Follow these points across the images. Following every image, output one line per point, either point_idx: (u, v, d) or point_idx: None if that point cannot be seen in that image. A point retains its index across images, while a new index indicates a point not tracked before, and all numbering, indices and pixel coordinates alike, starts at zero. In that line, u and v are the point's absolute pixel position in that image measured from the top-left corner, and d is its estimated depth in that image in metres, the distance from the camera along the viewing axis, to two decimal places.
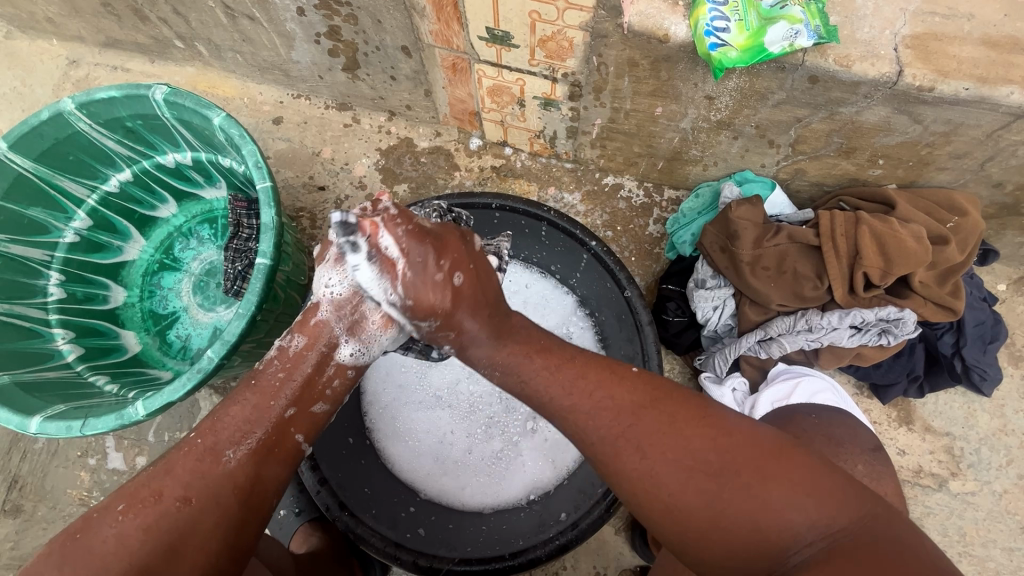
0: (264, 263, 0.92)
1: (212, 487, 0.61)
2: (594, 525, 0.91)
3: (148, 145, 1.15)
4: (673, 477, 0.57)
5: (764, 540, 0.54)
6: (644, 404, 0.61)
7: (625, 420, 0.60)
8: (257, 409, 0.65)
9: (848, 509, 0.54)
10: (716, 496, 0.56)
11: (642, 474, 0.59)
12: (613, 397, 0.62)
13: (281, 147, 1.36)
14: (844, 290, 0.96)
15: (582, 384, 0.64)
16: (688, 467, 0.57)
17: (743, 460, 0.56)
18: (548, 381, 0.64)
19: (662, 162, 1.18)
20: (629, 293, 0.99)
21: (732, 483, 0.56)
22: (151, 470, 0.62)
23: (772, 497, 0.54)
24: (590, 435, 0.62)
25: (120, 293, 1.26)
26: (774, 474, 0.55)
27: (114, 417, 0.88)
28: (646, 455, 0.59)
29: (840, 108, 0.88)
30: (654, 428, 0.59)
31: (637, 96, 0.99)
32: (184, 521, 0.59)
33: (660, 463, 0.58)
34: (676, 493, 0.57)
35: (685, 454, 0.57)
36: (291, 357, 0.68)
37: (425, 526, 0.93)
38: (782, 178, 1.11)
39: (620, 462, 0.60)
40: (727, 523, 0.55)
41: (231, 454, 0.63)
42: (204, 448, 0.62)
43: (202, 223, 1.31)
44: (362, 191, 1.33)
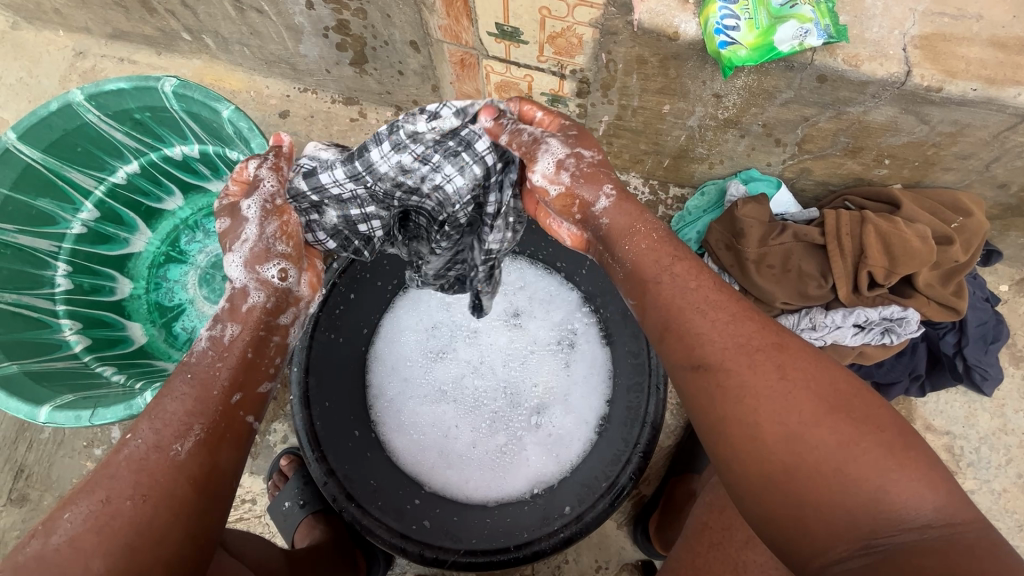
0: None
1: (162, 479, 0.58)
2: (599, 518, 0.86)
3: (156, 137, 1.15)
4: (805, 408, 0.53)
5: (871, 504, 0.49)
6: (784, 336, 0.58)
7: (765, 341, 0.58)
8: (198, 399, 0.63)
9: (968, 509, 0.50)
10: (843, 443, 0.51)
11: (765, 395, 0.55)
12: (755, 317, 0.60)
13: (288, 141, 1.37)
14: (848, 289, 0.97)
15: (724, 297, 0.62)
16: (827, 405, 0.53)
17: (882, 422, 0.52)
18: (693, 289, 0.62)
19: (668, 160, 1.18)
20: None
21: (867, 439, 0.51)
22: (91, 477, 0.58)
23: (893, 469, 0.50)
24: (711, 341, 0.58)
25: (126, 285, 1.26)
26: (904, 451, 0.51)
27: (123, 407, 0.88)
28: (781, 377, 0.55)
29: (847, 107, 0.88)
30: (795, 359, 0.56)
31: (645, 93, 0.99)
32: (139, 518, 0.56)
33: (794, 392, 0.54)
34: (802, 423, 0.53)
35: (819, 392, 0.54)
36: (224, 343, 0.67)
37: (430, 518, 0.93)
38: (787, 177, 1.12)
39: (739, 372, 0.56)
40: (842, 476, 0.50)
41: (176, 447, 0.60)
42: (149, 445, 0.59)
43: (208, 216, 1.31)
44: None
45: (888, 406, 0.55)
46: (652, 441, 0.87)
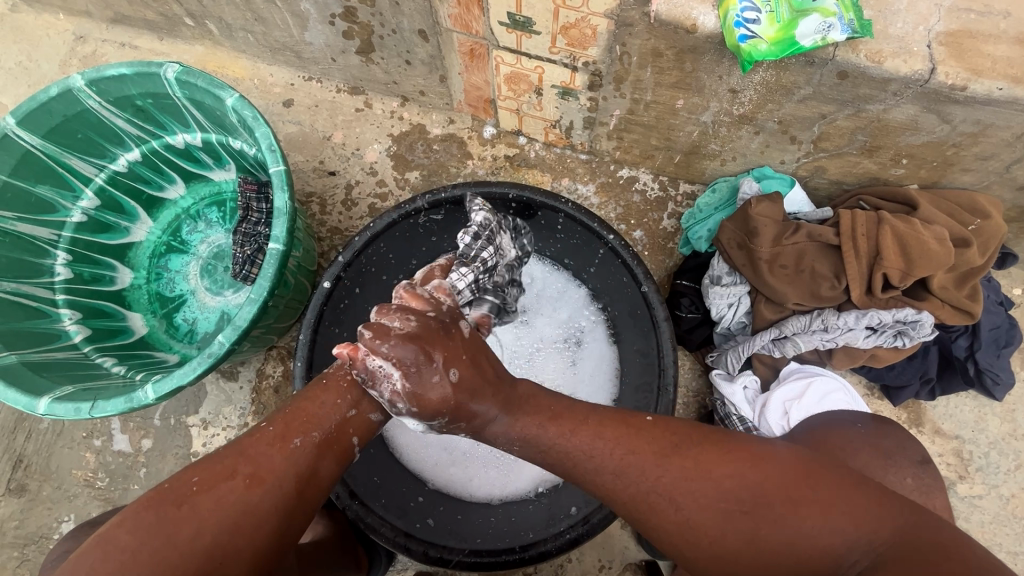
0: (276, 248, 0.91)
1: (276, 474, 0.60)
2: (606, 521, 0.85)
3: (158, 124, 1.13)
4: (708, 517, 0.56)
5: (800, 560, 0.53)
6: (667, 444, 0.60)
7: (654, 474, 0.59)
8: (328, 404, 0.66)
9: (878, 521, 0.52)
10: (752, 532, 0.54)
11: (679, 524, 0.57)
12: (634, 441, 0.61)
13: (292, 130, 1.34)
14: (861, 291, 0.95)
15: (608, 443, 0.62)
16: (721, 506, 0.56)
17: (770, 493, 0.55)
18: (572, 433, 0.63)
19: (679, 156, 1.16)
20: (645, 287, 0.93)
21: (766, 515, 0.54)
22: (218, 451, 0.61)
23: (810, 521, 0.53)
24: (620, 496, 0.60)
25: (126, 275, 1.24)
26: (802, 500, 0.54)
27: (124, 400, 0.87)
28: (679, 506, 0.57)
29: (867, 105, 0.86)
30: (680, 478, 0.58)
31: (659, 87, 0.97)
32: (249, 504, 0.58)
33: (693, 509, 0.57)
34: (713, 537, 0.56)
35: (714, 497, 0.56)
36: (347, 359, 0.71)
37: (434, 516, 0.92)
38: (801, 175, 1.10)
39: (657, 516, 0.58)
40: (764, 553, 0.54)
41: (297, 441, 0.63)
42: (274, 434, 0.62)
43: (210, 206, 1.29)
44: (373, 177, 1.31)
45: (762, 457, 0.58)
46: None
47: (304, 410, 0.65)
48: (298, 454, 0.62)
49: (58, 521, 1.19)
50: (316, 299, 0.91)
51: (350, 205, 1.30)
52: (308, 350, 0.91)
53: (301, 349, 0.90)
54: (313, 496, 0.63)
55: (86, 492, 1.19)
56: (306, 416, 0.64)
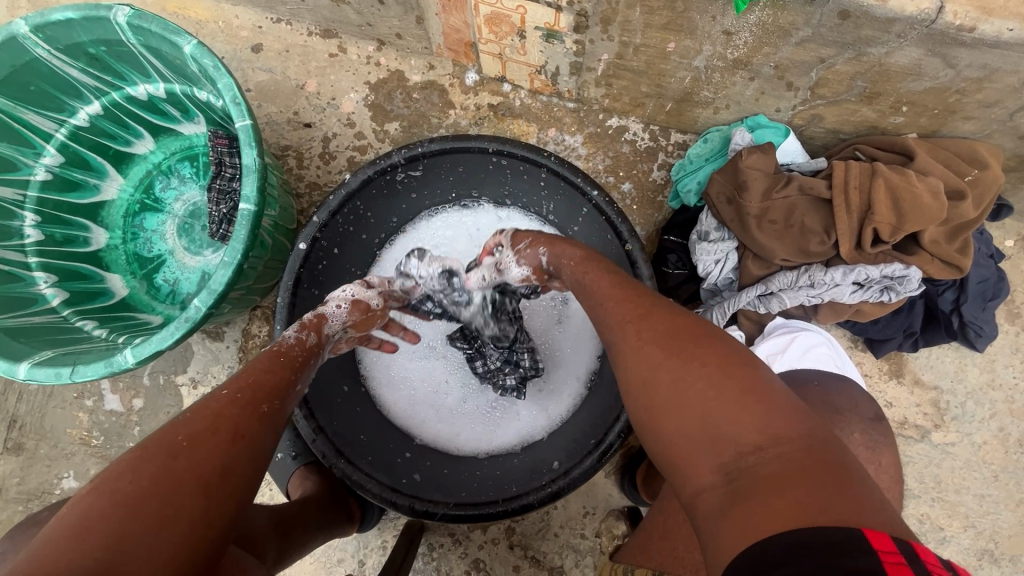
0: (247, 209, 0.87)
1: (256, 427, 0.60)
2: (587, 474, 0.85)
3: (116, 75, 1.07)
4: (657, 354, 0.59)
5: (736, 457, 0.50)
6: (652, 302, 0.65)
7: (637, 311, 0.64)
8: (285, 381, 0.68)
9: (801, 439, 0.49)
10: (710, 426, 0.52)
11: (655, 389, 0.57)
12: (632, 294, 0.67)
13: (262, 78, 1.27)
14: (850, 246, 0.93)
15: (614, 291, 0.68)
16: (698, 384, 0.55)
17: (746, 395, 0.52)
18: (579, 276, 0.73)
19: (671, 104, 1.11)
20: (630, 244, 0.90)
21: (727, 405, 0.52)
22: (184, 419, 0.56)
23: (732, 405, 0.52)
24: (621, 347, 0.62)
25: (101, 235, 1.21)
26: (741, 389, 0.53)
27: (104, 365, 0.86)
28: (659, 370, 0.57)
29: (868, 48, 0.81)
30: (654, 318, 0.62)
31: (649, 29, 0.90)
32: (244, 451, 0.57)
33: (669, 374, 0.56)
34: (679, 411, 0.55)
35: (671, 338, 0.59)
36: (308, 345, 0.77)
37: (420, 471, 0.94)
38: (797, 124, 1.05)
39: (651, 388, 0.58)
40: (682, 406, 0.55)
41: (266, 405, 0.63)
42: (247, 399, 0.62)
43: (182, 161, 1.24)
44: (351, 129, 1.25)
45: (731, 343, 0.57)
46: None
47: (266, 380, 0.67)
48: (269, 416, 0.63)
49: (58, 477, 1.22)
50: (293, 262, 0.88)
51: (328, 158, 1.25)
52: (288, 314, 0.88)
53: (281, 313, 0.87)
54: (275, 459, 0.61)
55: (83, 450, 1.22)
56: (272, 386, 0.66)
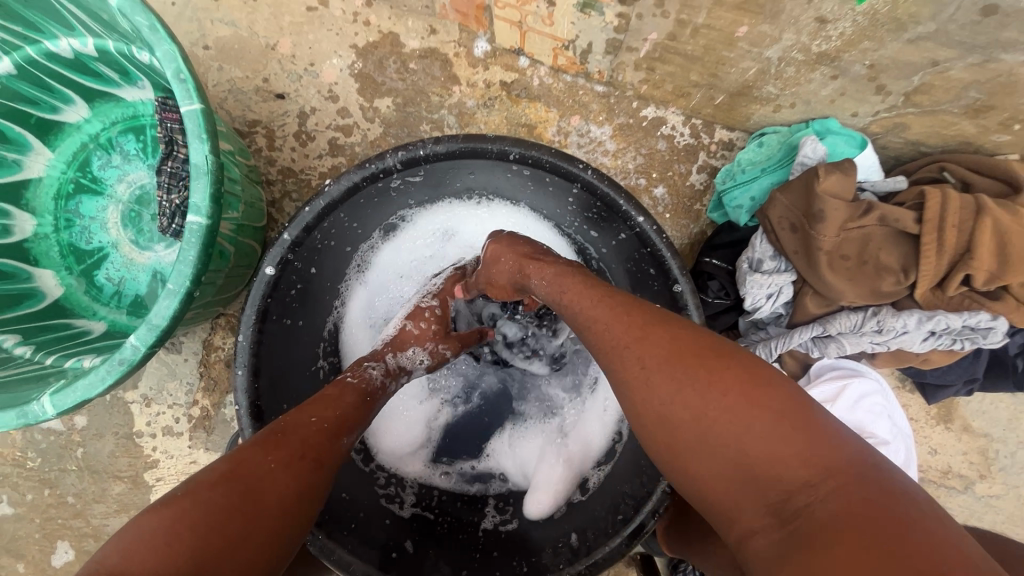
0: (197, 222, 0.68)
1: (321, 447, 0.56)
2: (611, 558, 0.71)
3: (29, 26, 0.85)
4: (665, 375, 0.49)
5: (773, 489, 0.43)
6: (652, 322, 0.53)
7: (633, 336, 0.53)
8: (350, 411, 0.62)
9: (818, 447, 0.43)
10: (735, 448, 0.45)
11: (666, 405, 0.49)
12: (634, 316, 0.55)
13: (223, 33, 1.03)
14: (929, 286, 0.79)
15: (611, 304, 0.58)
16: (709, 395, 0.47)
17: (765, 403, 0.45)
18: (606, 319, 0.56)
19: (723, 97, 0.92)
20: (680, 285, 0.71)
21: (747, 423, 0.45)
22: (273, 439, 0.53)
23: (753, 421, 0.45)
24: (608, 346, 0.55)
25: (27, 222, 1.00)
26: (755, 402, 0.45)
27: (15, 415, 0.68)
28: (678, 388, 0.48)
29: (1002, 53, 0.63)
30: (664, 353, 0.51)
31: (719, 7, 0.71)
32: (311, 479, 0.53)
33: (673, 390, 0.48)
34: (693, 420, 0.47)
35: (674, 361, 0.50)
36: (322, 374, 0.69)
37: (412, 540, 0.77)
38: (873, 132, 0.87)
39: (650, 391, 0.50)
40: (706, 436, 0.46)
41: (347, 436, 0.60)
42: (330, 429, 0.58)
43: (125, 133, 1.03)
44: (334, 104, 1.04)
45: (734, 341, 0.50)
46: None
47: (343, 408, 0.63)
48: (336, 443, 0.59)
49: None
50: (257, 290, 0.69)
51: (305, 139, 1.04)
52: (249, 355, 0.70)
53: (241, 356, 0.69)
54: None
55: (17, 473, 1.05)
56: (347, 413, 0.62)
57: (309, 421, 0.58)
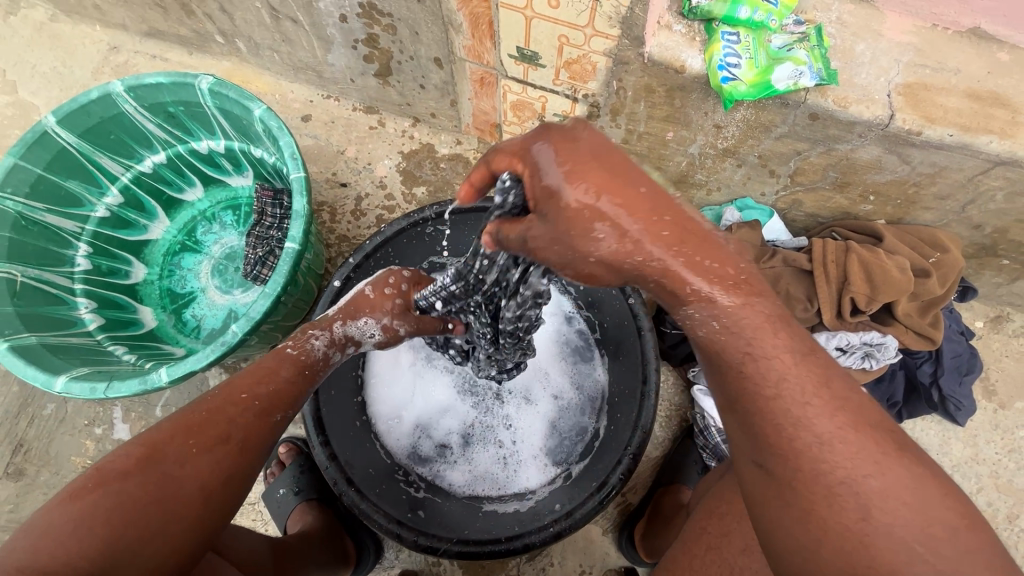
0: (293, 248, 0.98)
1: (252, 434, 0.68)
2: (588, 515, 0.89)
3: (186, 131, 1.21)
4: (836, 428, 0.52)
5: (878, 536, 0.49)
6: (832, 377, 0.54)
7: (809, 373, 0.54)
8: (283, 392, 0.73)
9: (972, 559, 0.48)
10: (840, 477, 0.51)
11: (786, 407, 0.53)
12: (814, 363, 0.54)
13: (308, 143, 1.43)
14: (832, 314, 1.03)
15: (786, 343, 0.55)
16: (835, 428, 0.52)
17: (882, 457, 0.51)
18: (743, 314, 0.54)
19: (669, 184, 1.26)
20: (631, 299, 0.98)
21: (863, 465, 0.50)
22: (204, 416, 0.65)
23: (912, 508, 0.49)
24: (778, 370, 0.54)
25: (141, 270, 1.31)
26: (917, 487, 0.50)
27: (138, 382, 0.92)
28: (802, 398, 0.53)
29: (836, 144, 0.96)
30: (833, 398, 0.53)
31: (651, 120, 1.07)
32: (229, 466, 0.64)
33: (807, 412, 0.52)
34: (809, 446, 0.52)
35: (851, 417, 0.53)
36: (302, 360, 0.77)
37: (423, 509, 0.94)
38: (780, 207, 1.19)
39: (779, 397, 0.53)
40: (856, 503, 0.50)
41: (277, 416, 0.71)
42: (260, 408, 0.69)
43: (226, 209, 1.36)
44: (382, 191, 1.40)
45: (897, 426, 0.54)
46: (642, 446, 0.90)
47: (279, 392, 0.73)
48: (264, 423, 0.69)
49: None
50: (326, 295, 0.98)
51: (359, 215, 1.38)
52: None
53: None
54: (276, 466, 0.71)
55: None
56: (281, 397, 0.72)
57: (212, 410, 0.66)
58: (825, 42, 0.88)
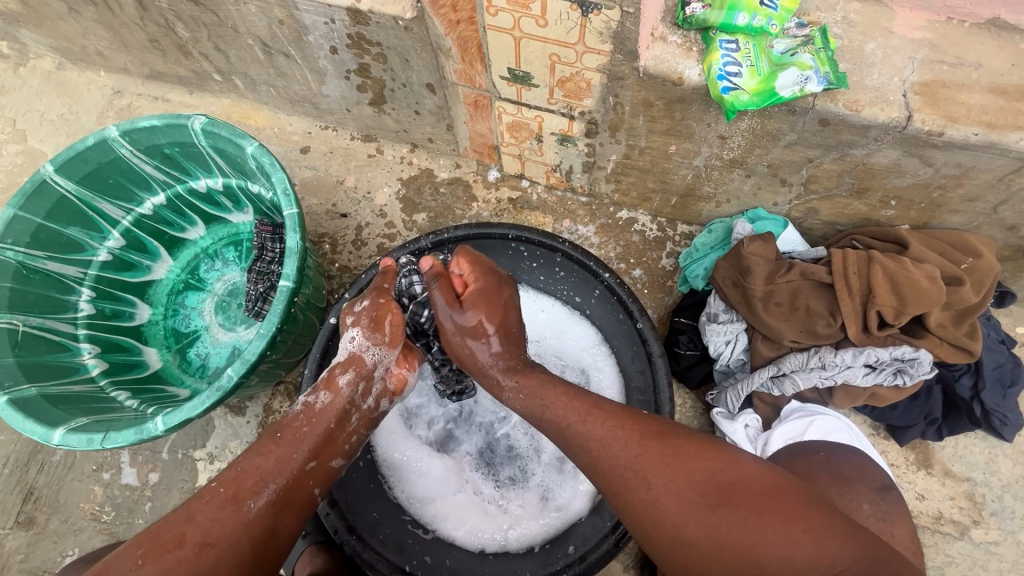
0: (287, 286, 0.95)
1: (228, 532, 0.64)
2: (603, 559, 0.84)
3: (183, 171, 1.21)
4: (675, 503, 0.60)
5: (767, 568, 0.55)
6: (650, 435, 0.64)
7: (635, 449, 0.64)
8: (279, 460, 0.69)
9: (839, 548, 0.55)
10: (715, 530, 0.58)
11: (645, 505, 0.62)
12: (628, 429, 0.66)
13: (307, 174, 1.42)
14: (858, 329, 0.96)
15: (599, 416, 0.68)
16: (691, 496, 0.60)
17: (737, 498, 0.58)
18: (580, 420, 0.68)
19: (676, 198, 1.21)
20: (641, 322, 0.95)
21: (730, 519, 0.58)
22: (172, 516, 0.64)
23: (771, 533, 0.56)
24: (608, 467, 0.64)
25: (145, 311, 1.30)
26: (767, 513, 0.57)
27: (134, 431, 0.91)
28: (651, 485, 0.62)
29: (850, 150, 0.90)
30: (659, 459, 0.62)
31: (652, 134, 1.02)
32: (204, 566, 0.62)
33: (664, 491, 0.61)
34: (677, 523, 0.59)
35: (686, 485, 0.60)
36: (315, 411, 0.74)
37: (431, 554, 0.91)
38: (795, 216, 1.13)
39: (627, 492, 0.63)
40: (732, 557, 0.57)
41: (249, 502, 0.66)
42: (226, 496, 0.65)
43: (227, 246, 1.35)
44: (383, 219, 1.37)
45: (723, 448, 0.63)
46: None
47: (256, 467, 0.68)
48: (252, 517, 0.65)
49: (64, 555, 1.20)
50: (323, 334, 0.95)
51: (361, 245, 1.36)
52: (312, 384, 0.93)
53: (306, 383, 0.93)
54: (268, 557, 0.66)
55: (92, 526, 1.21)
56: (257, 473, 0.67)
57: (189, 517, 0.64)
58: (831, 44, 0.83)
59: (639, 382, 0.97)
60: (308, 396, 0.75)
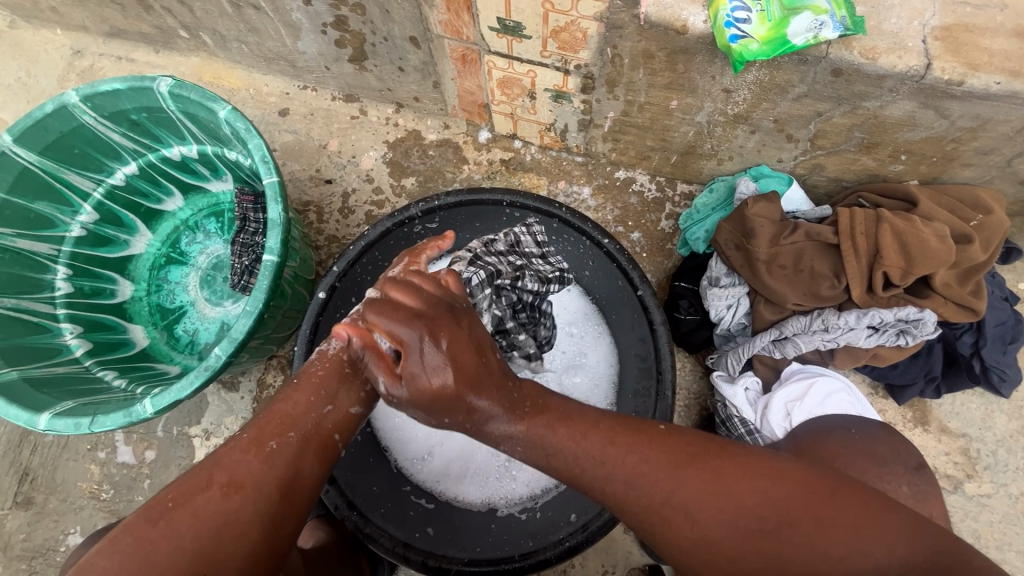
0: (271, 260, 0.91)
1: (256, 474, 0.61)
2: (605, 528, 0.85)
3: (153, 138, 1.13)
4: (725, 537, 0.55)
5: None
6: (684, 462, 0.59)
7: (669, 484, 0.58)
8: (301, 406, 0.66)
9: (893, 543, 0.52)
10: (778, 553, 0.53)
11: (694, 544, 0.56)
12: (652, 462, 0.59)
13: (288, 139, 1.35)
14: (862, 289, 0.94)
15: (616, 452, 0.60)
16: (744, 528, 0.55)
17: (793, 515, 0.54)
18: (576, 447, 0.61)
19: (676, 156, 1.15)
20: (641, 290, 0.93)
21: (794, 539, 0.53)
22: (198, 465, 0.62)
23: (832, 542, 0.52)
24: (637, 507, 0.59)
25: (127, 287, 1.25)
26: (824, 523, 0.53)
27: (123, 415, 0.88)
28: (696, 520, 0.56)
29: (863, 102, 0.85)
30: (700, 494, 0.56)
31: (652, 88, 0.96)
32: (227, 509, 0.59)
33: (714, 526, 0.56)
34: (732, 556, 0.55)
35: (736, 517, 0.55)
36: (327, 355, 0.71)
37: (433, 525, 0.90)
38: (799, 173, 1.09)
39: (670, 532, 0.57)
40: (787, 571, 0.53)
41: (272, 443, 0.63)
42: (249, 440, 0.63)
43: (208, 216, 1.29)
44: (370, 184, 1.31)
45: (779, 471, 0.57)
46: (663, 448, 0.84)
47: (278, 413, 0.65)
48: (274, 454, 0.62)
49: (65, 533, 1.20)
50: (311, 310, 0.91)
51: (347, 213, 1.30)
52: (304, 361, 0.90)
53: (298, 361, 0.90)
54: (297, 498, 0.63)
55: (92, 504, 1.20)
56: (280, 419, 0.65)
57: (213, 467, 0.61)
58: None
59: (639, 349, 0.95)
60: (323, 343, 0.73)
